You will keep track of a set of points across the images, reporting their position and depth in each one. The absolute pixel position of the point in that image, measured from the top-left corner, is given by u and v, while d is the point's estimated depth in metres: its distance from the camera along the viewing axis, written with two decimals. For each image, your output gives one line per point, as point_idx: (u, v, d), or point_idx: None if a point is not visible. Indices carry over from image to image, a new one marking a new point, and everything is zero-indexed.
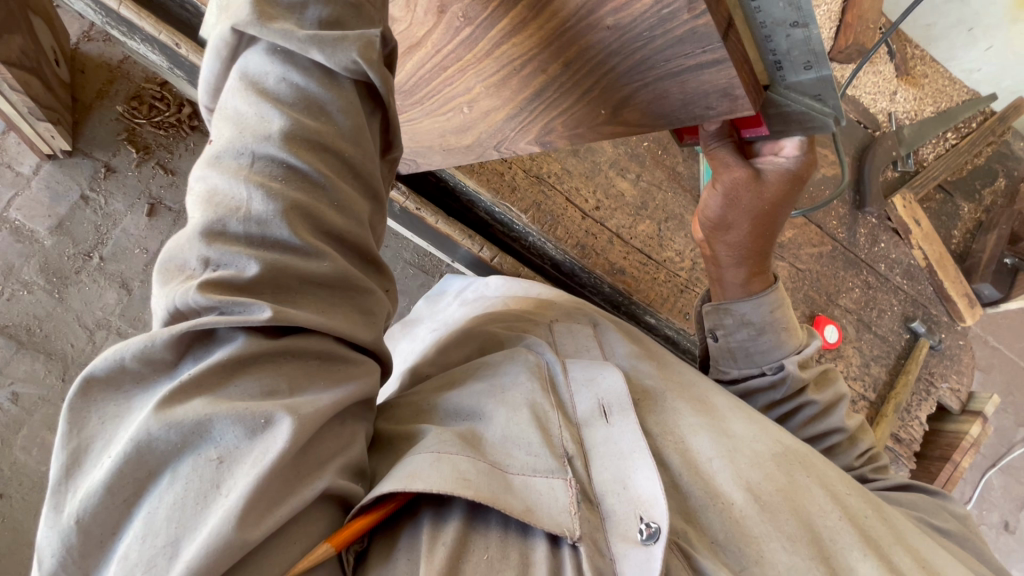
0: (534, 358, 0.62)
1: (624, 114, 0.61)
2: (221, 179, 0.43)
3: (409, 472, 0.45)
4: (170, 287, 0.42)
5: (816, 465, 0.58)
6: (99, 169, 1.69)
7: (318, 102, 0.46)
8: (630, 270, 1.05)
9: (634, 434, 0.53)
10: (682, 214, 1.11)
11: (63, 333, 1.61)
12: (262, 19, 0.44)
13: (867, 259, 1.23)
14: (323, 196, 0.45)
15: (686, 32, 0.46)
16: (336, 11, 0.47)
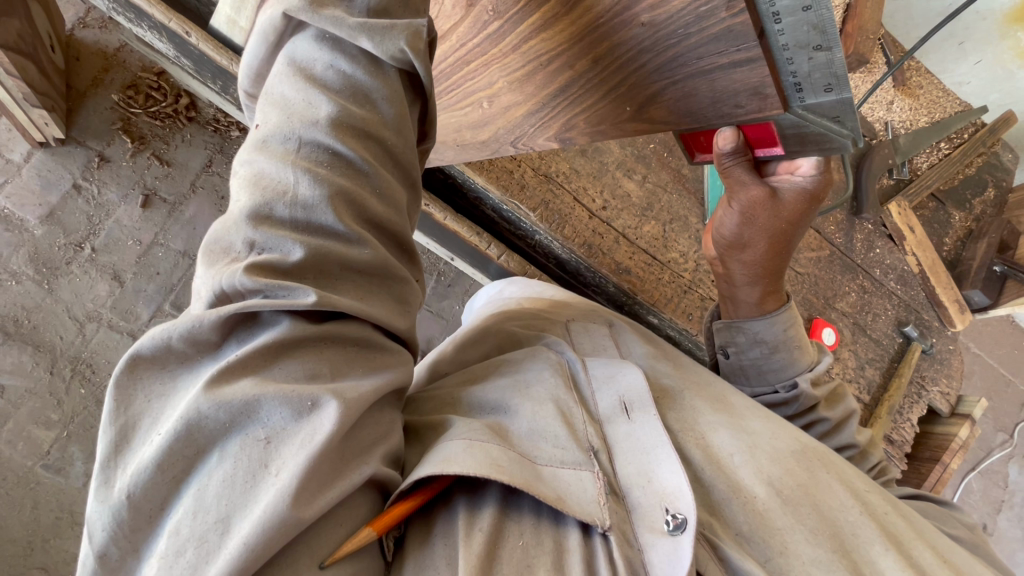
0: (555, 357, 0.63)
1: (649, 112, 0.62)
2: (268, 163, 0.44)
3: (444, 458, 0.45)
4: (215, 270, 0.42)
5: (835, 464, 0.59)
6: (92, 158, 1.66)
7: (364, 90, 0.47)
8: (634, 269, 1.06)
9: (656, 426, 0.54)
10: (686, 217, 1.12)
11: (52, 324, 1.58)
12: (314, 5, 0.45)
13: (863, 264, 1.26)
14: (366, 183, 0.46)
15: (722, 30, 0.47)
16: (385, 1, 0.48)
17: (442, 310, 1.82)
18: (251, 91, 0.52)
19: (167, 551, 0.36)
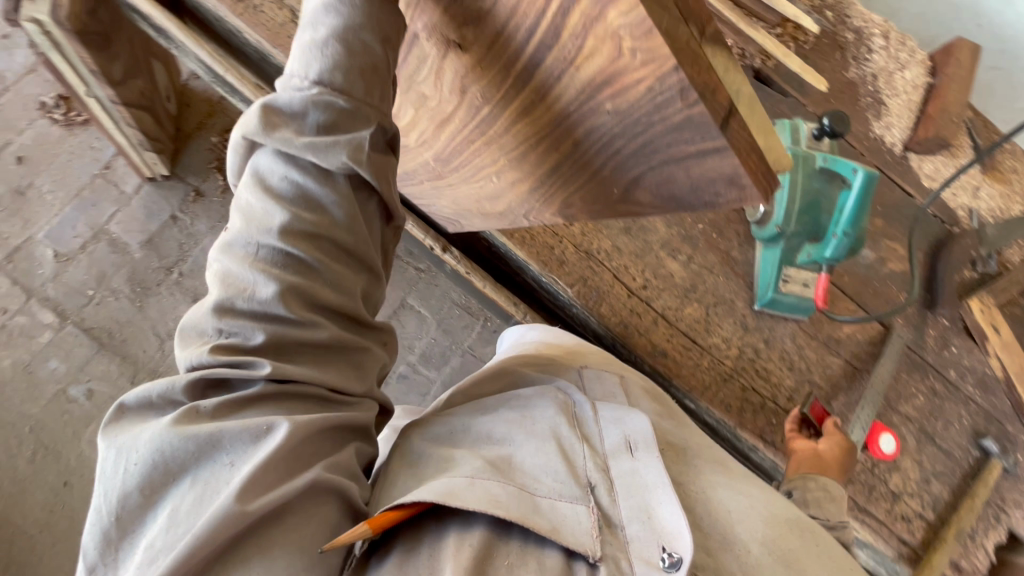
0: (563, 397, 0.67)
1: (640, 196, 0.52)
2: (233, 266, 0.49)
3: (449, 490, 0.51)
4: (189, 350, 0.48)
5: (838, 544, 0.60)
6: (190, 193, 1.87)
7: (316, 197, 0.51)
8: (672, 352, 1.04)
9: (660, 469, 0.57)
10: (732, 299, 1.09)
11: (138, 339, 1.77)
12: (266, 128, 0.50)
13: (935, 364, 1.15)
14: (318, 278, 0.51)
15: (683, 119, 0.39)
16: (334, 115, 0.51)
17: (485, 355, 1.85)
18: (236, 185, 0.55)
19: (145, 561, 0.41)
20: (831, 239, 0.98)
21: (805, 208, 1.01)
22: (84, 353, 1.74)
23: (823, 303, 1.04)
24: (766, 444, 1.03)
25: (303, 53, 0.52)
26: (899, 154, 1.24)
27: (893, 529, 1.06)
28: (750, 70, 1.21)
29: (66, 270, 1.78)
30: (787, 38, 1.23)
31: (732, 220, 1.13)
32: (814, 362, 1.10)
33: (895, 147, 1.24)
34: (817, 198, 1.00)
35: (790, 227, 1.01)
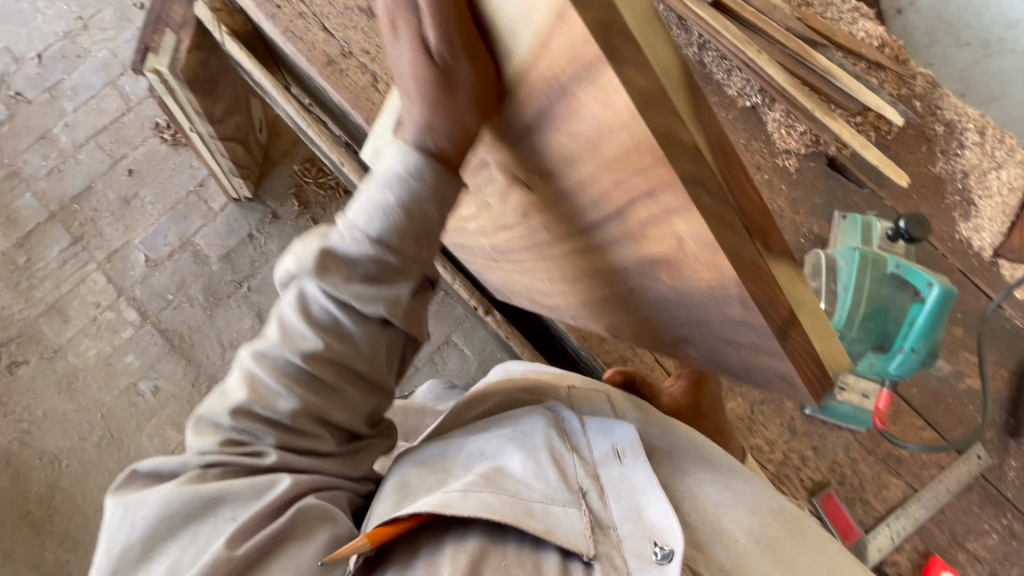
0: (550, 413, 0.77)
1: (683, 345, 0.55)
2: (263, 374, 0.65)
3: (442, 502, 0.61)
4: (202, 437, 0.67)
5: (805, 526, 0.71)
6: (267, 215, 2.02)
7: (347, 333, 0.65)
8: None
9: (646, 472, 0.68)
10: (780, 399, 1.04)
11: (204, 344, 1.91)
12: (320, 270, 0.61)
13: (1015, 500, 1.02)
14: (333, 400, 0.67)
15: (742, 320, 0.39)
16: (380, 270, 0.62)
17: None
18: (280, 283, 0.67)
19: None
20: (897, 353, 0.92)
21: (869, 315, 0.96)
22: (156, 352, 1.89)
23: (880, 423, 0.98)
24: None
25: (368, 206, 0.60)
26: (988, 260, 1.14)
27: None
28: (823, 158, 1.17)
29: (153, 275, 1.96)
30: (868, 128, 1.17)
31: None
32: (869, 477, 1.02)
33: (983, 252, 1.14)
34: (885, 303, 0.96)
35: (851, 334, 0.96)
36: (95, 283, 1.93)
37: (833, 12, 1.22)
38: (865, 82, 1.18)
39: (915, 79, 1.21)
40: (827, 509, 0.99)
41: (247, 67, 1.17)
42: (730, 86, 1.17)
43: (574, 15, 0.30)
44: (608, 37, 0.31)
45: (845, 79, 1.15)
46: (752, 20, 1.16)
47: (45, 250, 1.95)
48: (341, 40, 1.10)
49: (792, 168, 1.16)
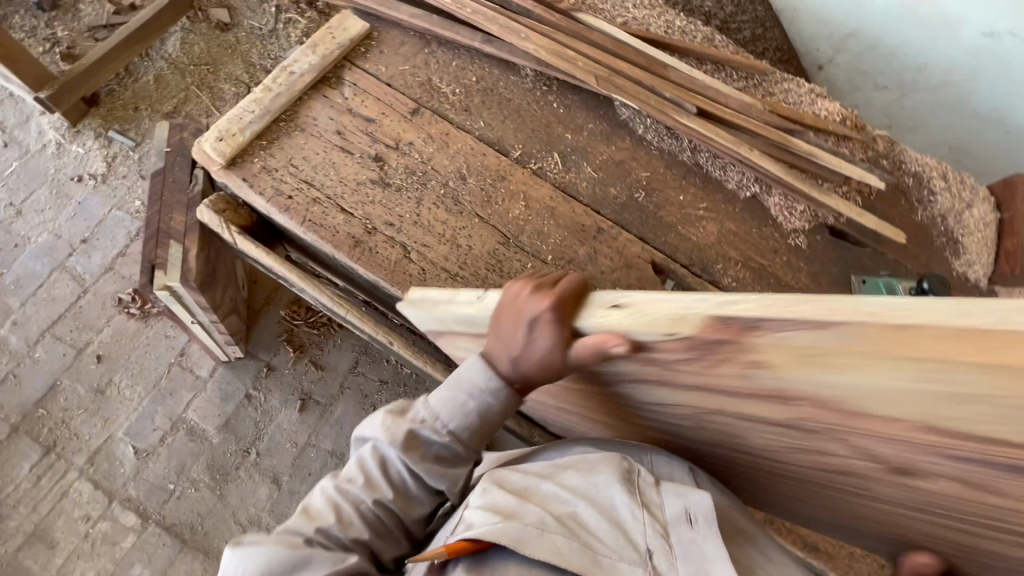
0: (631, 465, 0.75)
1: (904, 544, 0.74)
2: (345, 502, 0.79)
3: (519, 536, 0.66)
4: (301, 519, 0.79)
5: None
6: (262, 368, 1.90)
7: (407, 491, 0.81)
8: (824, 544, 1.02)
9: (717, 546, 0.65)
10: None
11: (220, 530, 1.72)
12: (404, 448, 0.79)
13: None
14: (385, 530, 0.81)
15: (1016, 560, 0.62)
16: (448, 453, 0.81)
17: None
18: (360, 439, 0.85)
19: None
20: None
21: None
22: (165, 554, 1.68)
23: None
24: None
25: (449, 406, 0.80)
26: (986, 289, 1.25)
27: None
28: (825, 229, 1.26)
29: (147, 467, 1.77)
30: (853, 193, 1.29)
31: None
32: None
33: (980, 283, 1.25)
34: None
35: None
36: (80, 494, 1.72)
37: (791, 97, 1.36)
38: (840, 154, 1.30)
39: (876, 141, 1.35)
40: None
41: (263, 261, 1.12)
42: (728, 181, 1.26)
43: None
44: None
45: (825, 156, 1.26)
46: (733, 120, 1.26)
47: (13, 470, 1.73)
48: (363, 218, 1.09)
49: (803, 245, 1.24)
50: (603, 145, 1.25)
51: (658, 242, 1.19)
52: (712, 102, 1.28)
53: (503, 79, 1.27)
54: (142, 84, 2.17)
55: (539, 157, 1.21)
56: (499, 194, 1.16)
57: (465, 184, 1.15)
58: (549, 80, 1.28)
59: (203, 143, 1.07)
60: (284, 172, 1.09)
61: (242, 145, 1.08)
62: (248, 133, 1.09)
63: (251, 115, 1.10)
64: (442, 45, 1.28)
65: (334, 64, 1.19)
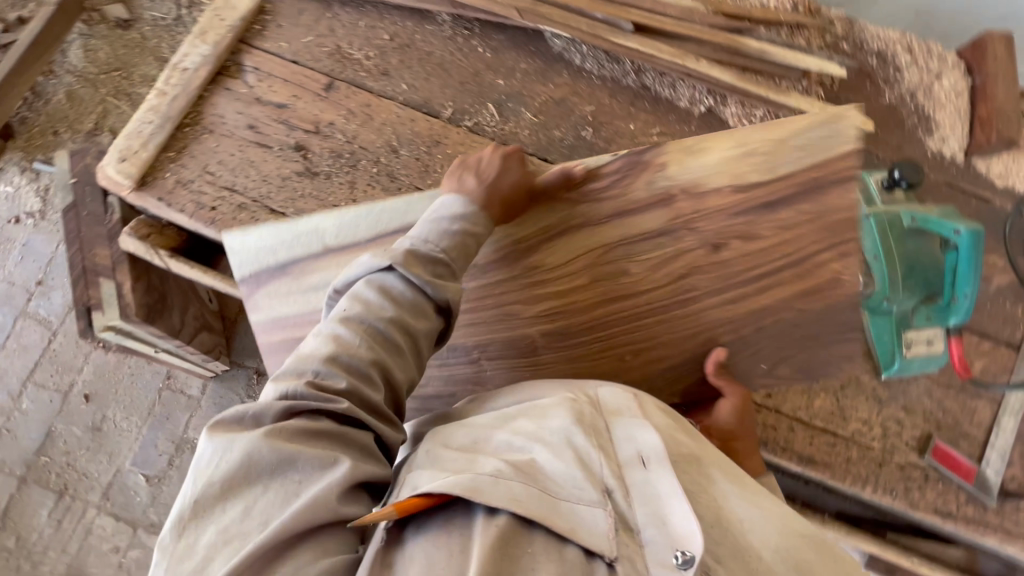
0: (582, 404, 0.68)
1: (777, 371, 0.85)
2: (348, 331, 0.70)
3: (474, 486, 0.57)
4: (286, 380, 0.67)
5: (828, 545, 0.60)
6: (252, 375, 1.86)
7: (420, 308, 0.74)
8: (818, 455, 1.03)
9: (673, 480, 0.58)
10: (856, 377, 1.07)
11: None
12: (405, 262, 0.73)
13: None
14: (394, 360, 0.71)
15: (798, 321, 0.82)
16: (445, 269, 0.76)
17: None
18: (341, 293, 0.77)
19: (219, 537, 0.56)
20: (951, 303, 1.00)
21: (907, 273, 1.01)
22: None
23: (961, 368, 1.02)
24: (943, 516, 1.03)
25: (426, 226, 0.78)
26: (963, 163, 1.19)
27: None
28: None
29: (161, 492, 1.78)
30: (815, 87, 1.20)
31: None
32: (958, 412, 1.07)
33: (956, 158, 1.19)
34: (915, 261, 1.01)
35: (897, 298, 1.02)
36: (104, 528, 1.76)
37: None
38: (796, 46, 1.19)
39: (834, 24, 1.24)
40: (942, 461, 1.02)
41: (202, 280, 1.05)
42: (680, 99, 1.17)
43: (713, 198, 0.82)
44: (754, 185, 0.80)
45: (780, 52, 1.15)
46: (676, 30, 1.15)
47: (34, 518, 1.76)
48: (295, 215, 1.02)
49: None
50: (540, 85, 1.15)
51: None
52: (652, 13, 1.16)
53: (420, 30, 1.15)
54: (53, 104, 2.01)
55: (473, 112, 1.11)
56: (437, 160, 1.07)
57: (398, 157, 1.07)
58: (470, 21, 1.16)
59: (106, 168, 0.99)
60: (200, 182, 1.01)
61: (149, 162, 1.00)
62: (151, 147, 1.00)
63: (151, 126, 1.01)
64: (344, 3, 1.14)
65: (228, 50, 1.08)
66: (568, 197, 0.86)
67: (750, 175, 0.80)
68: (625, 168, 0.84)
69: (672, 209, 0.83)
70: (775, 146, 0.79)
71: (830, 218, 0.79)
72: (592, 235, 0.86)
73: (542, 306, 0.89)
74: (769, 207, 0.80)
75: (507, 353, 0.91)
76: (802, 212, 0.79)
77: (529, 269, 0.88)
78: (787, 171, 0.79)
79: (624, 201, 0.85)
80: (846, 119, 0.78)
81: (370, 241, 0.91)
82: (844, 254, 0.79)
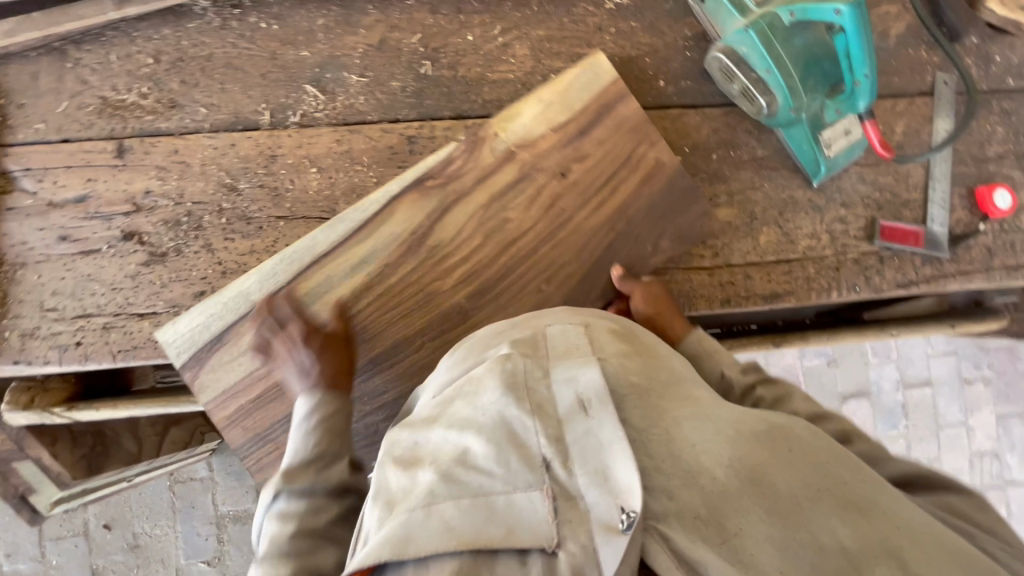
0: (513, 362, 0.55)
1: (661, 246, 0.96)
2: (274, 530, 0.61)
3: (404, 530, 0.45)
4: None
5: (795, 436, 0.50)
6: None
7: (325, 468, 0.68)
8: (781, 287, 1.02)
9: (616, 427, 0.48)
10: (791, 196, 1.03)
11: None
12: (290, 455, 0.68)
13: (991, 87, 1.09)
14: (325, 523, 0.63)
15: (657, 187, 0.95)
16: (334, 429, 0.72)
17: None
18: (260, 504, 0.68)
19: None
20: (854, 88, 0.94)
21: (806, 73, 0.94)
22: None
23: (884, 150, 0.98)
24: (907, 287, 1.05)
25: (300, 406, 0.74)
26: None
27: None
28: None
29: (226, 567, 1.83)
30: None
31: (737, 124, 1.03)
32: (895, 182, 1.06)
33: None
34: (811, 55, 0.94)
35: (802, 103, 0.95)
36: None
37: None
38: None
39: None
40: (891, 238, 1.04)
41: (111, 414, 1.00)
42: None
43: (543, 137, 0.93)
44: (569, 118, 0.94)
45: None
46: None
47: None
48: (169, 308, 0.90)
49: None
50: (350, 36, 0.97)
51: (478, 109, 0.99)
52: None
53: (184, 33, 0.94)
54: None
55: (293, 103, 0.95)
56: (284, 175, 0.93)
57: (241, 194, 0.92)
58: None
59: None
60: (47, 325, 0.88)
61: None
62: None
63: None
64: (80, 42, 0.91)
65: None
66: (434, 183, 0.89)
67: (558, 118, 0.93)
68: (468, 141, 0.91)
69: (516, 161, 0.92)
70: (562, 95, 0.94)
71: (627, 122, 0.95)
72: (469, 204, 0.90)
73: (455, 274, 0.89)
74: (583, 132, 0.93)
75: (447, 325, 0.88)
76: (608, 128, 0.94)
77: (432, 250, 0.88)
78: (579, 106, 0.94)
79: (479, 168, 0.91)
80: (597, 63, 0.96)
81: (291, 280, 0.85)
82: (652, 143, 0.95)
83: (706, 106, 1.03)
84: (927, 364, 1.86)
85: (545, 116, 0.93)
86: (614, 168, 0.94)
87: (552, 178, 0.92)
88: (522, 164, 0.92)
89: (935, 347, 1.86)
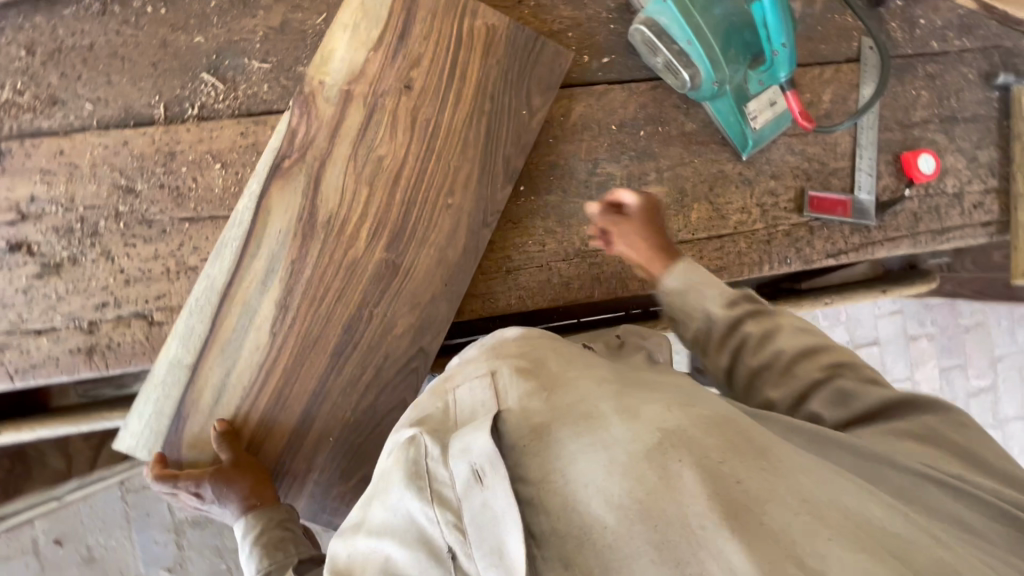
0: (413, 447, 0.55)
1: (535, 101, 0.91)
2: None
3: None
4: None
5: (688, 440, 0.48)
6: None
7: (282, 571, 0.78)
8: (714, 262, 1.02)
9: (506, 494, 0.47)
10: (721, 171, 1.02)
11: None
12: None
13: (915, 51, 1.09)
14: None
15: (508, 59, 0.89)
16: (274, 541, 0.80)
17: None
18: None
19: None
20: (773, 59, 0.91)
21: (727, 43, 0.92)
22: None
23: (805, 123, 0.95)
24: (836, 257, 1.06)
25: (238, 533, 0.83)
26: None
27: (973, 222, 1.10)
28: None
29: None
30: None
31: (662, 99, 1.01)
32: (822, 153, 1.06)
33: None
34: (728, 25, 0.91)
35: (725, 75, 0.93)
36: None
37: None
38: None
39: None
40: (819, 209, 1.04)
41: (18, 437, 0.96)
42: None
43: (371, 68, 0.86)
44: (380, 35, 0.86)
45: None
46: None
47: None
48: (68, 322, 0.84)
49: None
50: (247, 19, 0.90)
51: None
52: None
53: (60, 19, 0.85)
54: None
55: (189, 94, 0.88)
56: (185, 173, 0.87)
57: (139, 195, 0.86)
58: None
59: None
60: None
61: None
62: None
63: None
64: None
65: None
66: (290, 163, 0.85)
67: (373, 35, 0.86)
68: (300, 104, 0.85)
69: (354, 101, 0.86)
70: (360, 10, 0.86)
71: (439, 5, 0.88)
72: (336, 161, 0.86)
73: (364, 230, 0.87)
74: (403, 34, 0.87)
75: (380, 285, 0.88)
76: (426, 25, 0.87)
77: (329, 224, 0.86)
78: (386, 17, 0.86)
79: (325, 124, 0.85)
80: None
81: (211, 330, 0.85)
82: (475, 11, 0.88)
83: (632, 81, 1.00)
84: (874, 325, 1.92)
85: (358, 45, 0.86)
86: (453, 68, 0.88)
87: (406, 106, 0.87)
88: (369, 104, 0.86)
89: (881, 308, 1.91)
